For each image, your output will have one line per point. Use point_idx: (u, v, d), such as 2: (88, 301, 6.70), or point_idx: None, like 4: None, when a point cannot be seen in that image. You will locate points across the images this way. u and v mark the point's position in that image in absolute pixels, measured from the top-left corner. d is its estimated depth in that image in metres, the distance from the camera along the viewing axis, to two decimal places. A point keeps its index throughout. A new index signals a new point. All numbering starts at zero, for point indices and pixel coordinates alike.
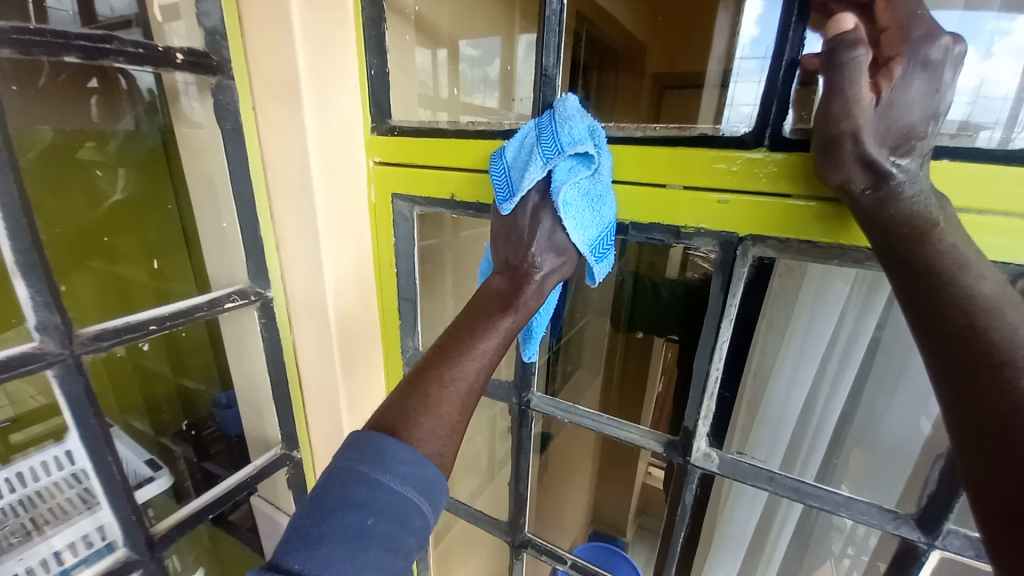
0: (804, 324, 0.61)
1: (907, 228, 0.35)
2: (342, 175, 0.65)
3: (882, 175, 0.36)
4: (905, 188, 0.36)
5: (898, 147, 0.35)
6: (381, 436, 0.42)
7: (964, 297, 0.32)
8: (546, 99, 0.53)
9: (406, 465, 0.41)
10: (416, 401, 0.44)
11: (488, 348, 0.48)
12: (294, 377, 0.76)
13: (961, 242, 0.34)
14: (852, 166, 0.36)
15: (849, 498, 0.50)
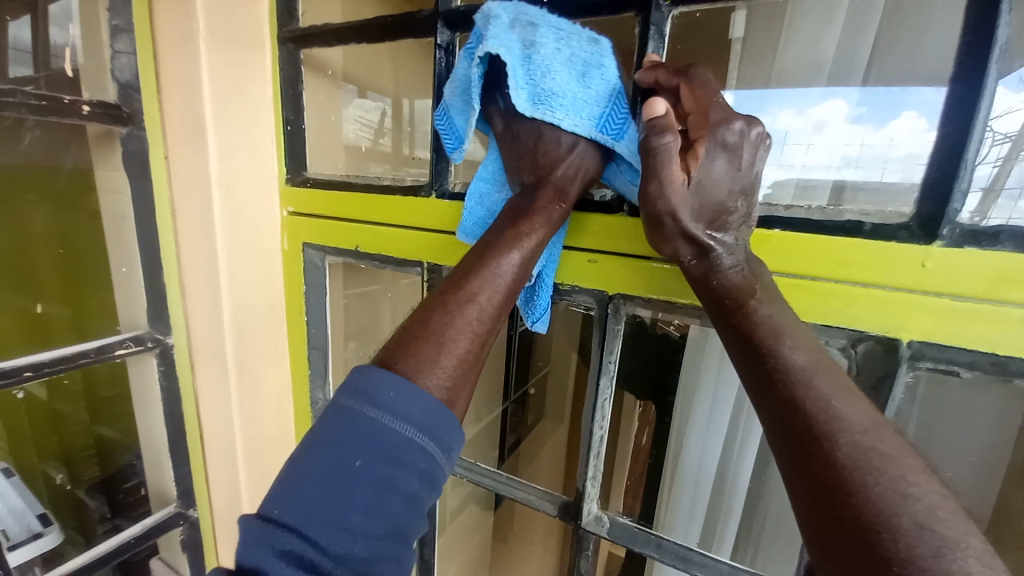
0: (709, 379, 0.62)
1: (726, 296, 0.38)
2: (252, 223, 0.66)
3: (707, 249, 0.38)
4: (724, 260, 0.39)
5: (715, 221, 0.38)
6: (377, 369, 0.36)
7: (780, 369, 0.35)
8: (437, 161, 0.57)
9: (396, 395, 0.35)
10: (411, 353, 0.38)
11: (508, 264, 0.41)
12: (192, 427, 0.74)
13: (773, 308, 0.38)
14: (677, 241, 0.39)
15: (732, 566, 0.49)
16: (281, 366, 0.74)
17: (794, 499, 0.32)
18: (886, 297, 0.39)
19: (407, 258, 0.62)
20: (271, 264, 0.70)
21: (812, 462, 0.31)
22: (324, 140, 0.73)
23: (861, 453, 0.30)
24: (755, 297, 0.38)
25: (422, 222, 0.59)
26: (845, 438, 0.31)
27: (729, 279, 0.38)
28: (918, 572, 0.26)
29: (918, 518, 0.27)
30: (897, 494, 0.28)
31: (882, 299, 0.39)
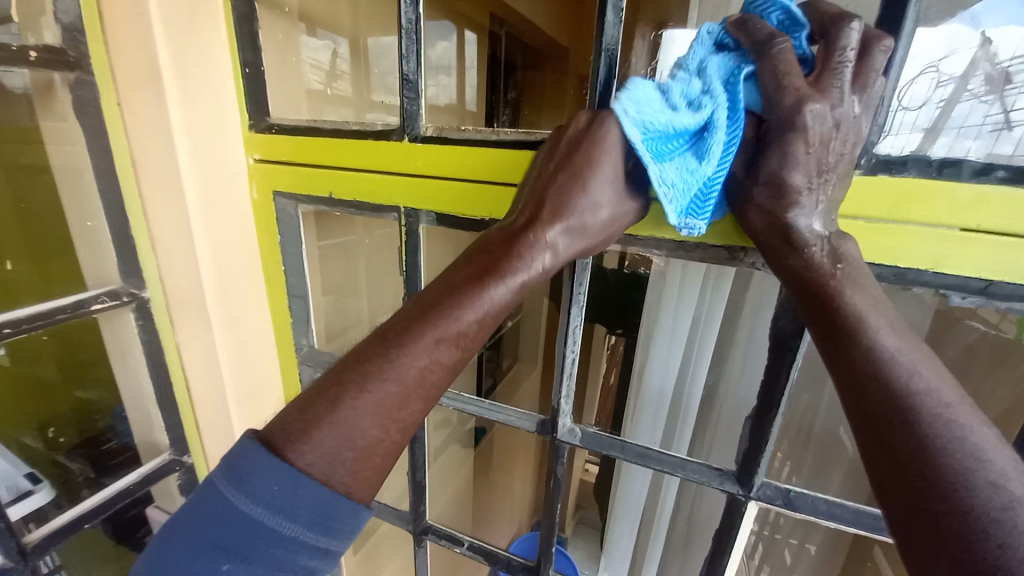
0: (672, 305, 0.69)
1: (815, 271, 0.38)
2: (218, 172, 0.65)
3: (812, 168, 0.38)
4: (812, 184, 0.38)
5: (827, 139, 0.37)
6: (263, 449, 0.38)
7: (864, 350, 0.35)
8: (408, 104, 0.57)
9: (275, 492, 0.37)
10: (358, 372, 0.41)
11: (427, 346, 0.41)
12: (180, 378, 0.75)
13: (858, 287, 0.37)
14: (784, 151, 0.37)
15: (683, 459, 0.57)
16: (262, 315, 0.76)
17: (879, 485, 0.33)
18: (863, 228, 0.43)
19: (385, 203, 0.63)
20: (243, 215, 0.70)
21: (879, 427, 0.33)
22: (284, 85, 0.71)
23: (929, 416, 0.32)
24: (836, 273, 0.38)
25: (399, 166, 0.60)
26: (933, 406, 0.32)
27: (806, 216, 0.39)
28: (1000, 549, 0.28)
29: (992, 480, 0.29)
30: (941, 426, 0.32)
31: (836, 228, 0.44)
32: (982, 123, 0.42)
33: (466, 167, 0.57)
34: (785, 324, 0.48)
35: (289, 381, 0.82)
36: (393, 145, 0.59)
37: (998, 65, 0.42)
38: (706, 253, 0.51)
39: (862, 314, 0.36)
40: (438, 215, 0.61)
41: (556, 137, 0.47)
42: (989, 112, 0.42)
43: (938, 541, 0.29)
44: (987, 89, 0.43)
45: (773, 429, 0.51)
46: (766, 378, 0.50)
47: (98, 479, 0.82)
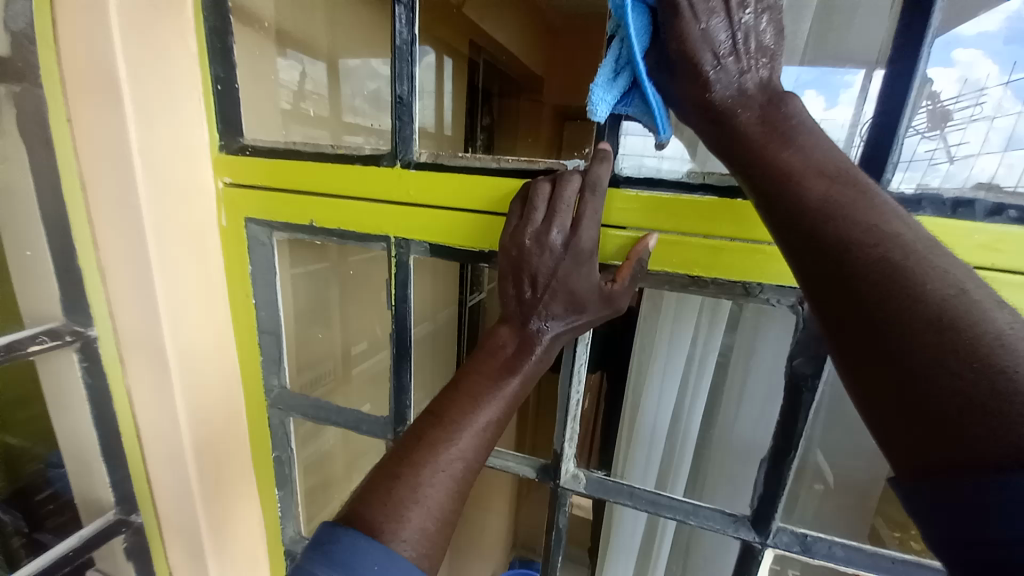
0: (668, 338, 0.66)
1: (751, 141, 0.37)
2: (182, 196, 0.59)
3: (720, 41, 0.36)
4: (722, 57, 0.37)
5: (710, 6, 0.36)
6: (346, 527, 0.37)
7: (801, 210, 0.34)
8: (401, 128, 0.53)
9: (376, 569, 0.35)
10: (405, 483, 0.39)
11: (479, 420, 0.42)
12: (130, 426, 0.67)
13: (794, 150, 0.35)
14: (679, 32, 0.37)
15: (695, 505, 0.55)
16: (228, 352, 0.69)
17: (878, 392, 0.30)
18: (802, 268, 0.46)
19: (370, 233, 0.58)
20: (209, 243, 0.63)
21: (833, 295, 0.32)
22: (259, 104, 0.67)
23: (888, 264, 0.30)
24: (771, 142, 0.36)
25: (388, 192, 0.56)
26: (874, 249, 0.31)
27: (724, 90, 0.37)
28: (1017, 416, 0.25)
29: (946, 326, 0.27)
30: (924, 300, 0.29)
31: None
32: (924, 159, 0.44)
33: (463, 195, 0.53)
34: (802, 365, 0.48)
35: (256, 426, 0.74)
36: (382, 171, 0.55)
37: (939, 103, 0.43)
38: (720, 289, 0.49)
39: (819, 193, 0.34)
40: (431, 245, 0.57)
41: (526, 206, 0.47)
42: (931, 148, 0.44)
43: (962, 425, 0.26)
44: (930, 126, 0.44)
45: (789, 471, 0.51)
46: (782, 420, 0.50)
47: (32, 533, 0.71)
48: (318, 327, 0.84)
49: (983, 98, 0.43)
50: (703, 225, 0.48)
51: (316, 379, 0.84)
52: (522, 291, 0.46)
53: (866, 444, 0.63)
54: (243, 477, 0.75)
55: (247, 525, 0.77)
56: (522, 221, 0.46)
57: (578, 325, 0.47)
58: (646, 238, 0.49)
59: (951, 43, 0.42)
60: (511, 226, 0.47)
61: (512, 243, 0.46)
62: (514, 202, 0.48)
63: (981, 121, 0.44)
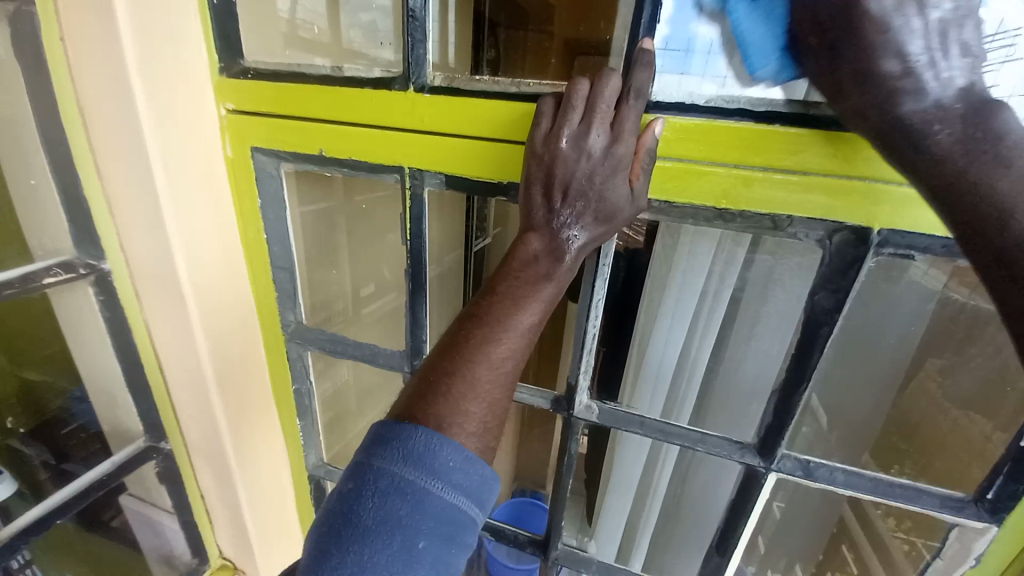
0: (682, 275, 0.66)
1: (947, 169, 0.33)
2: (187, 124, 0.56)
3: (912, 37, 0.33)
4: (932, 55, 0.33)
5: (897, 8, 0.32)
6: (414, 426, 0.39)
7: (1011, 246, 0.32)
8: (414, 47, 0.50)
9: (454, 468, 0.38)
10: (461, 383, 0.40)
11: (524, 321, 0.43)
12: (153, 357, 0.68)
13: (1007, 173, 0.32)
14: (863, 32, 0.33)
15: (704, 433, 0.58)
16: (243, 288, 0.69)
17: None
18: (843, 188, 0.44)
19: (383, 163, 0.56)
20: (217, 176, 0.62)
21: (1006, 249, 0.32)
22: (258, 24, 0.62)
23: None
24: (974, 166, 0.33)
25: (401, 119, 0.53)
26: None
27: (914, 102, 0.33)
28: None
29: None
30: None
31: (885, 195, 0.43)
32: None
33: (483, 122, 0.51)
34: (823, 300, 0.48)
35: (274, 361, 0.75)
36: (394, 95, 0.52)
37: None
38: (746, 222, 0.48)
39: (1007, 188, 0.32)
40: (447, 177, 0.55)
41: (562, 105, 0.44)
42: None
43: None
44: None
45: (798, 402, 0.52)
46: (797, 353, 0.51)
47: (59, 465, 0.73)
48: (329, 266, 0.84)
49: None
50: (735, 153, 0.46)
51: (329, 317, 0.85)
52: (552, 198, 0.45)
53: (876, 378, 0.61)
54: (265, 410, 0.77)
55: (270, 454, 0.80)
56: (558, 122, 0.44)
57: (603, 237, 0.46)
58: (650, 124, 0.45)
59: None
60: (543, 128, 0.45)
61: (545, 148, 0.45)
62: (546, 98, 0.46)
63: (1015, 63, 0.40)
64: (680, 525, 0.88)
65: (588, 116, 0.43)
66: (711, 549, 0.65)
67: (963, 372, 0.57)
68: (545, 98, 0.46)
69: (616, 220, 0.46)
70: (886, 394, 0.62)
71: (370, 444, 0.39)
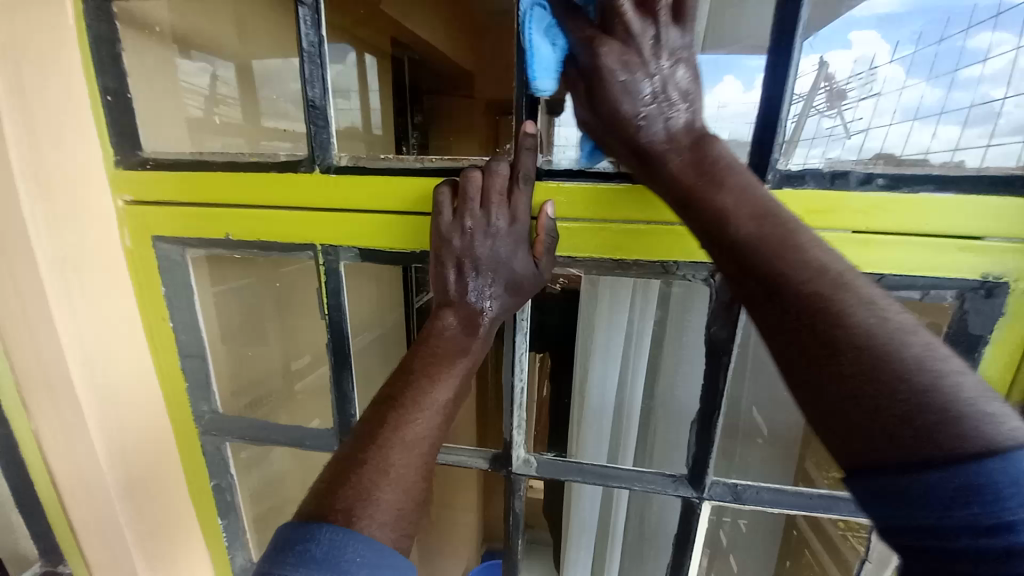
0: (605, 319, 0.69)
1: (683, 180, 0.40)
2: (78, 219, 0.54)
3: (640, 93, 0.40)
4: (644, 108, 0.40)
5: (627, 67, 0.40)
6: (320, 526, 0.37)
7: (770, 268, 0.35)
8: (317, 133, 0.52)
9: (362, 567, 0.36)
10: (374, 468, 0.40)
11: (439, 399, 0.45)
12: (44, 474, 0.61)
13: (722, 189, 0.38)
14: (604, 88, 0.41)
15: (637, 472, 0.59)
16: (150, 381, 0.64)
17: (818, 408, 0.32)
18: None
19: (294, 242, 0.56)
20: (115, 268, 0.59)
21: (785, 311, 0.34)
22: (160, 113, 0.62)
23: (823, 289, 0.33)
24: (699, 181, 0.39)
25: (310, 199, 0.54)
26: (819, 280, 0.33)
27: (651, 134, 0.41)
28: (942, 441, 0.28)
29: (911, 358, 0.30)
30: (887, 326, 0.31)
31: None
32: (826, 135, 0.49)
33: (390, 198, 0.53)
34: (719, 332, 0.52)
35: (190, 458, 0.69)
36: (300, 178, 0.54)
37: (834, 84, 0.49)
38: (643, 269, 0.53)
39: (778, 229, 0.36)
40: (361, 250, 0.56)
41: (458, 191, 0.48)
42: (832, 125, 0.49)
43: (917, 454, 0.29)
44: (828, 105, 0.49)
45: (716, 430, 0.55)
46: (706, 383, 0.54)
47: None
48: (252, 344, 0.80)
49: (875, 75, 0.49)
50: (624, 210, 0.50)
51: (256, 401, 0.80)
52: (464, 273, 0.49)
53: (782, 397, 0.69)
54: (182, 513, 0.70)
55: (191, 562, 0.72)
56: (459, 210, 0.48)
57: (514, 305, 0.51)
58: (543, 208, 0.50)
59: (849, 26, 0.48)
60: (445, 217, 0.49)
61: (452, 231, 0.48)
62: (442, 188, 0.49)
63: (874, 97, 0.49)
64: (642, 569, 0.86)
65: (484, 199, 0.48)
66: None
67: None
68: (446, 180, 0.50)
69: (524, 286, 0.50)
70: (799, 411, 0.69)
71: (274, 552, 0.37)
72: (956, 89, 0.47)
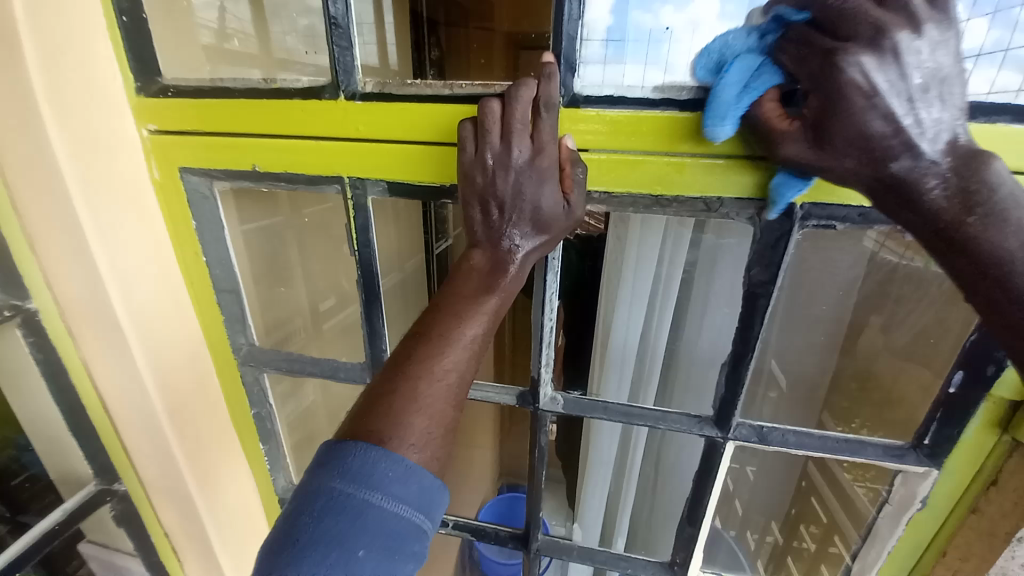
0: (633, 262, 0.68)
1: (944, 220, 0.35)
2: (103, 149, 0.53)
3: (889, 109, 0.35)
4: (906, 124, 0.35)
5: (875, 78, 0.34)
6: (352, 444, 0.39)
7: (1013, 295, 0.34)
8: (340, 54, 0.49)
9: (395, 479, 0.38)
10: (404, 398, 0.41)
11: (466, 334, 0.45)
12: (95, 399, 0.64)
13: (1005, 228, 0.34)
14: (845, 111, 0.35)
15: (663, 412, 0.60)
16: (187, 317, 0.66)
17: None
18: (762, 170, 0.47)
19: (321, 174, 0.55)
20: (144, 200, 0.58)
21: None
22: (175, 39, 0.59)
23: None
24: (974, 217, 0.34)
25: (334, 128, 0.52)
26: None
27: (909, 164, 0.35)
28: None
29: None
30: None
31: None
32: None
33: (418, 127, 0.50)
34: (758, 275, 0.51)
35: (230, 389, 0.73)
36: (323, 105, 0.51)
37: None
38: (681, 206, 0.50)
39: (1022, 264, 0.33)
40: (388, 184, 0.54)
41: (478, 126, 0.46)
42: None
43: None
44: None
45: (746, 373, 0.55)
46: (740, 326, 0.53)
47: (15, 517, 0.68)
48: (278, 284, 0.81)
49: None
50: (663, 142, 0.48)
51: (286, 337, 0.83)
52: (489, 213, 0.48)
53: (815, 344, 0.69)
54: (224, 438, 0.74)
55: (236, 482, 0.78)
56: (481, 147, 0.46)
57: (543, 246, 0.49)
58: (561, 142, 0.49)
59: None
60: (468, 154, 0.47)
61: (475, 169, 0.47)
62: (464, 123, 0.47)
63: None
64: (656, 504, 0.90)
65: (507, 134, 0.45)
66: (683, 520, 0.68)
67: (898, 328, 0.61)
68: (467, 116, 0.48)
69: (556, 224, 0.48)
70: (829, 358, 0.69)
71: (311, 468, 0.39)
72: (1020, 29, 0.42)
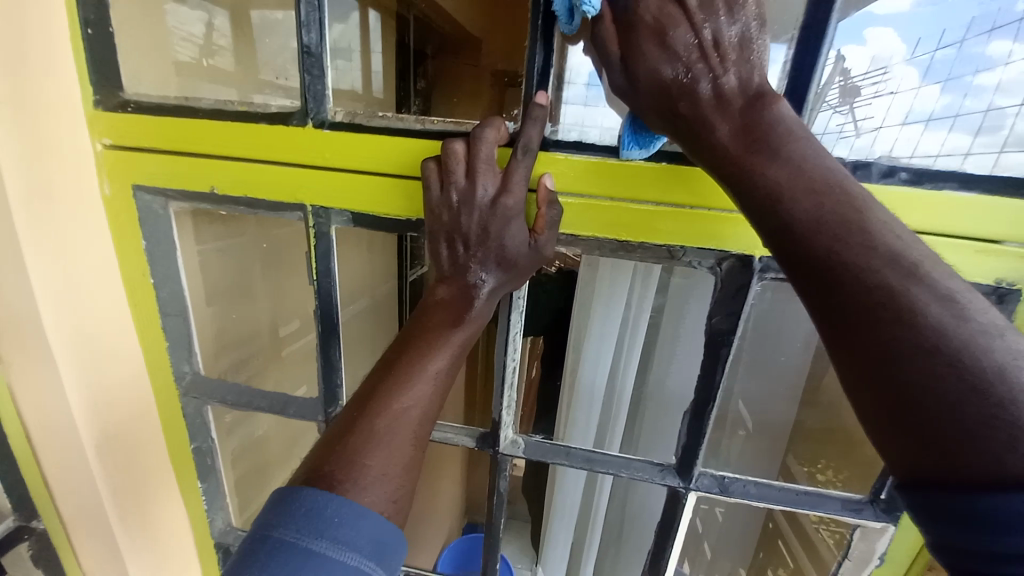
0: (602, 303, 0.67)
1: (729, 152, 0.38)
2: (51, 161, 0.51)
3: (681, 47, 0.38)
4: (691, 70, 0.38)
5: (669, 25, 0.38)
6: (303, 487, 0.37)
7: (783, 224, 0.35)
8: (311, 83, 0.48)
9: (345, 524, 0.36)
10: (359, 438, 0.39)
11: (431, 368, 0.43)
12: (17, 425, 0.59)
13: (776, 164, 0.36)
14: (643, 52, 0.39)
15: (626, 459, 0.59)
16: (130, 341, 0.62)
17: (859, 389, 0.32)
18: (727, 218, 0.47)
19: (284, 200, 0.54)
20: (93, 217, 0.55)
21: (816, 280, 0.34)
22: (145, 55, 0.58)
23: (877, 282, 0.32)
24: (750, 152, 0.37)
25: (300, 155, 0.51)
26: (877, 252, 0.32)
27: (699, 95, 0.38)
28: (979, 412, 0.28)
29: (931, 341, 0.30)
30: (924, 282, 0.31)
31: None
32: (835, 131, 0.46)
33: (387, 159, 0.50)
34: (721, 323, 0.51)
35: (171, 419, 0.68)
36: (290, 131, 0.50)
37: (849, 79, 0.46)
38: (646, 252, 0.51)
39: (794, 186, 0.35)
40: (352, 214, 0.53)
41: (444, 165, 0.46)
42: (842, 121, 0.46)
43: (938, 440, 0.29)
44: (840, 100, 0.46)
45: (709, 421, 0.54)
46: (703, 374, 0.53)
47: None
48: (237, 307, 0.78)
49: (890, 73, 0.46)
50: (630, 188, 0.48)
51: (240, 362, 0.78)
52: (456, 249, 0.47)
53: (777, 393, 0.69)
54: (161, 471, 0.69)
55: (169, 520, 0.71)
56: (447, 185, 0.46)
57: (510, 281, 0.48)
58: (539, 180, 0.48)
59: (868, 21, 0.44)
60: (434, 191, 0.46)
61: (441, 207, 0.46)
62: (428, 164, 0.47)
63: (892, 95, 0.46)
64: (620, 550, 0.87)
65: (473, 172, 0.45)
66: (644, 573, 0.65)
67: None
68: (436, 154, 0.48)
69: (522, 263, 0.47)
70: (792, 407, 0.69)
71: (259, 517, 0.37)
72: (971, 94, 0.45)
